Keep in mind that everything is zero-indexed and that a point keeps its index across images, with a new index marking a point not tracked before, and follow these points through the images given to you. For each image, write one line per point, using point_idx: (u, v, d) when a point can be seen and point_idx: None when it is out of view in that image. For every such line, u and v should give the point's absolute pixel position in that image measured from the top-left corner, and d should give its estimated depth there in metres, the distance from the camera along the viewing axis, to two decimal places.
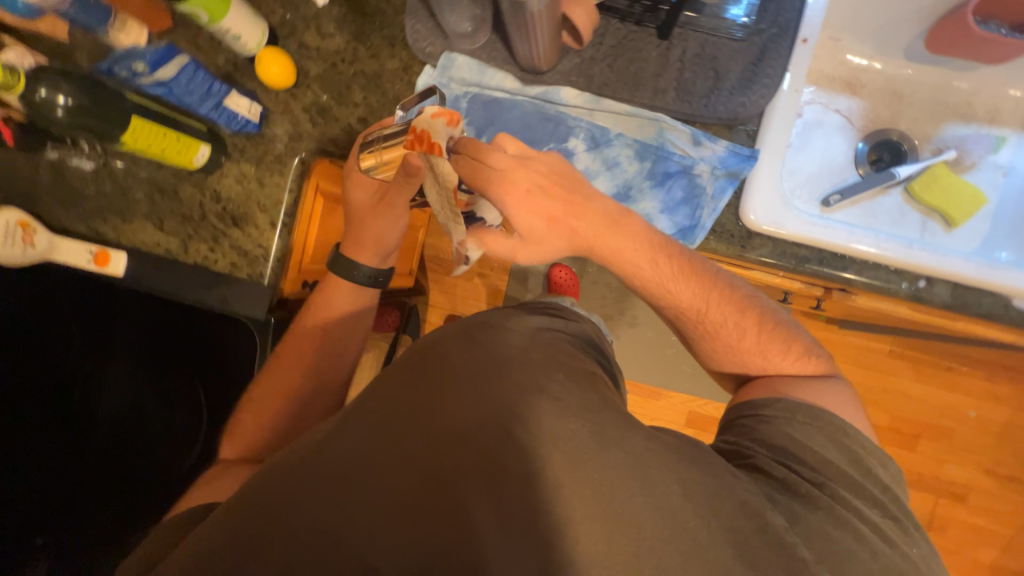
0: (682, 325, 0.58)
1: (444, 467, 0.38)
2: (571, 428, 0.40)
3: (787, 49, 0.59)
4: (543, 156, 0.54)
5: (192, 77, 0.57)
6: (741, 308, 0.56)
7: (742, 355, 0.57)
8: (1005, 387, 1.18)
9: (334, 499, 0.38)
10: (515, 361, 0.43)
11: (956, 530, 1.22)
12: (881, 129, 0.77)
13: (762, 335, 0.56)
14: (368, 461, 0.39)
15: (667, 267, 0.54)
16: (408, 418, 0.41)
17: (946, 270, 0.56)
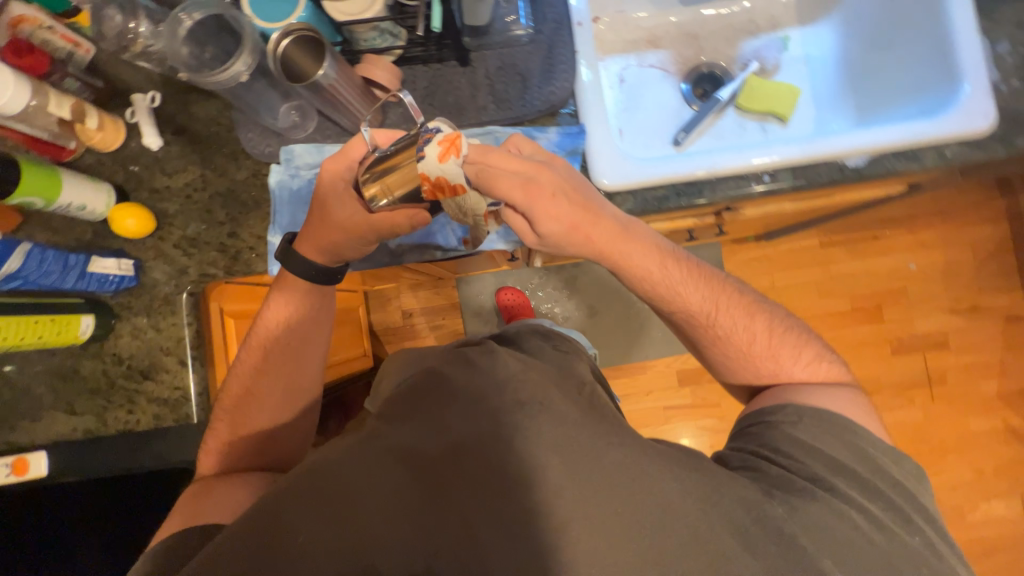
0: (701, 333, 0.63)
1: (443, 480, 0.42)
2: (581, 438, 0.44)
3: (569, 36, 0.64)
4: (554, 157, 0.52)
5: (43, 259, 0.55)
6: (746, 310, 0.62)
7: (758, 360, 0.62)
8: (927, 234, 1.49)
9: (333, 523, 0.40)
10: (510, 398, 0.45)
11: (955, 372, 1.47)
12: (693, 67, 0.83)
13: (772, 339, 0.62)
14: (367, 483, 0.42)
15: (677, 270, 0.59)
16: (397, 466, 0.43)
17: (780, 159, 0.62)
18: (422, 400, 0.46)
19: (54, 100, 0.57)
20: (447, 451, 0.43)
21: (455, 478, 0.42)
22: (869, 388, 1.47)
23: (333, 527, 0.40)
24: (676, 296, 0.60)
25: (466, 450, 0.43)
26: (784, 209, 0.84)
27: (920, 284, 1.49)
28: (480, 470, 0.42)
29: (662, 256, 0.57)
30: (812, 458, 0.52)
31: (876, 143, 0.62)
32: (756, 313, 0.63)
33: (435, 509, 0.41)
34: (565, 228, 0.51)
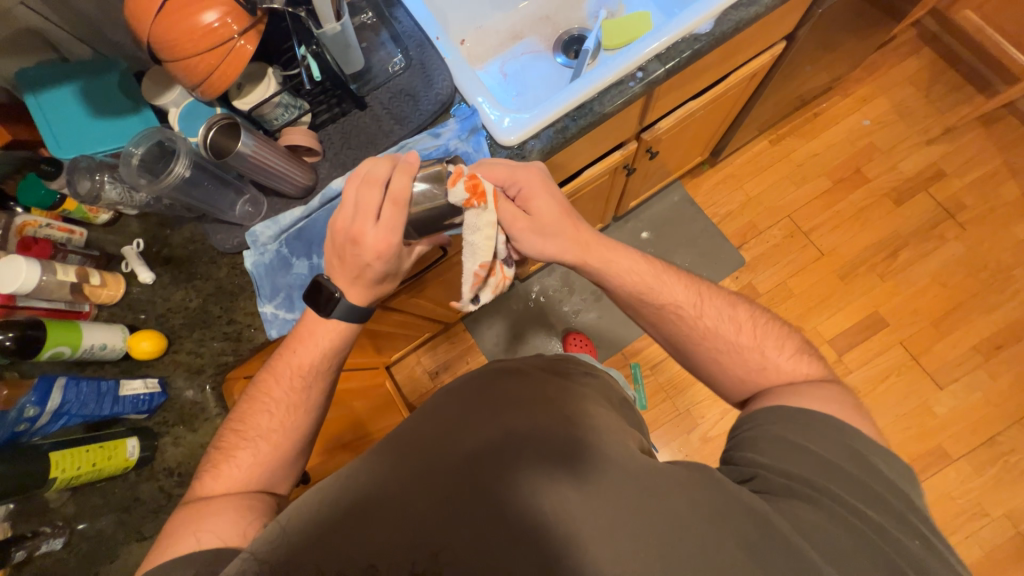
0: (685, 329, 0.66)
1: (478, 513, 0.46)
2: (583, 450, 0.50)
3: (434, 50, 0.75)
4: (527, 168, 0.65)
5: (79, 390, 0.64)
6: (725, 306, 0.66)
7: (744, 351, 0.63)
8: (863, 90, 1.53)
9: (367, 530, 0.45)
10: (572, 438, 0.51)
11: (969, 193, 1.43)
12: (557, 39, 0.97)
13: (756, 336, 0.64)
14: (397, 497, 0.47)
15: (655, 269, 0.69)
16: (442, 485, 0.47)
17: (642, 54, 0.70)
18: (448, 415, 0.55)
19: (61, 269, 0.68)
20: (479, 465, 0.48)
21: (467, 490, 0.47)
22: (896, 245, 1.42)
23: (378, 529, 0.45)
24: (659, 289, 0.67)
25: (504, 471, 0.48)
26: (693, 108, 0.94)
27: (884, 133, 1.50)
28: (511, 487, 0.47)
29: (637, 257, 0.69)
30: (798, 455, 0.52)
31: (715, 6, 0.70)
32: (731, 317, 0.65)
33: (447, 520, 0.46)
34: (555, 213, 0.65)
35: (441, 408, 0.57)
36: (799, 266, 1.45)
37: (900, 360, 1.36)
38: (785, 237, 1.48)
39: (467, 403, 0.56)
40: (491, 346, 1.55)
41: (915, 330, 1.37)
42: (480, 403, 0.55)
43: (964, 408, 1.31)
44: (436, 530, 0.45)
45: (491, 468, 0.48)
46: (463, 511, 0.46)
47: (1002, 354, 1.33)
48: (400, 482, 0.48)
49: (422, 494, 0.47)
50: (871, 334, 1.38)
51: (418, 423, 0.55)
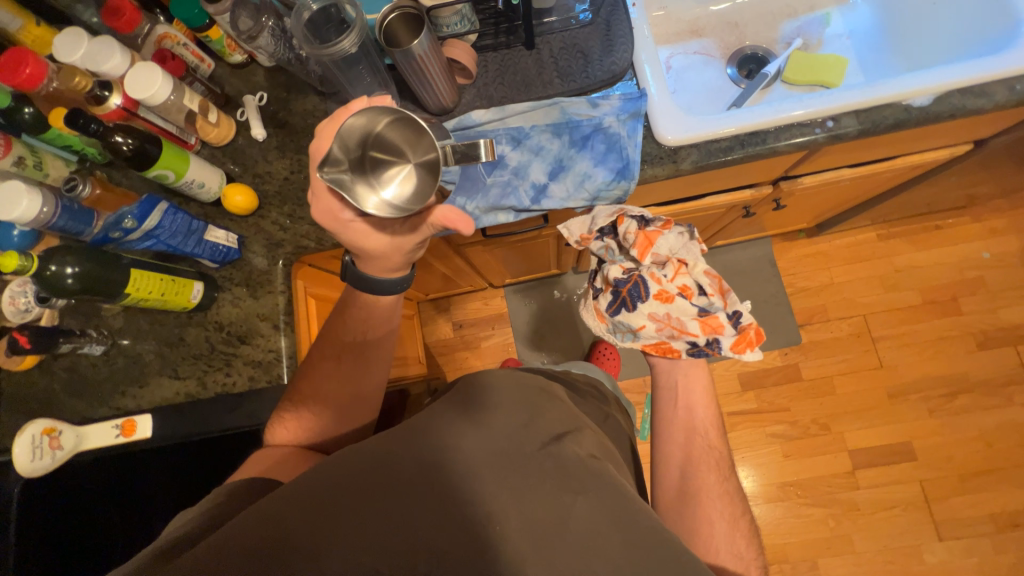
0: (693, 473, 0.71)
1: (471, 516, 0.43)
2: (590, 508, 0.45)
3: (625, 14, 0.69)
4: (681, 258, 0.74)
5: (174, 219, 0.62)
6: (734, 485, 0.71)
7: (734, 536, 0.66)
8: (998, 221, 1.42)
9: (370, 491, 0.43)
10: (578, 481, 0.47)
11: None
12: (736, 51, 0.88)
13: (737, 523, 0.67)
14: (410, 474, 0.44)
15: (715, 429, 0.76)
16: (443, 483, 0.44)
17: (841, 104, 0.64)
18: (457, 420, 0.50)
19: (188, 95, 0.67)
20: (473, 477, 0.45)
21: (482, 506, 0.43)
22: (959, 387, 1.35)
23: (381, 510, 0.42)
24: (700, 431, 0.76)
25: (497, 496, 0.44)
26: (844, 175, 0.87)
27: (997, 273, 1.40)
28: (502, 517, 0.43)
29: (713, 411, 0.77)
30: None
31: (942, 81, 0.63)
32: (733, 495, 0.70)
33: (443, 530, 0.41)
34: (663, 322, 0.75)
35: (446, 411, 0.52)
36: (853, 368, 1.40)
37: (913, 497, 1.31)
38: (851, 335, 1.41)
39: (504, 405, 0.53)
40: (521, 321, 1.54)
41: (940, 475, 1.32)
42: (483, 414, 0.51)
43: (954, 567, 1.27)
44: (448, 526, 0.42)
45: (493, 496, 0.44)
46: (456, 522, 0.42)
47: (1015, 533, 1.28)
48: (449, 459, 0.46)
49: (449, 499, 0.43)
50: (894, 461, 1.34)
51: (436, 412, 0.53)
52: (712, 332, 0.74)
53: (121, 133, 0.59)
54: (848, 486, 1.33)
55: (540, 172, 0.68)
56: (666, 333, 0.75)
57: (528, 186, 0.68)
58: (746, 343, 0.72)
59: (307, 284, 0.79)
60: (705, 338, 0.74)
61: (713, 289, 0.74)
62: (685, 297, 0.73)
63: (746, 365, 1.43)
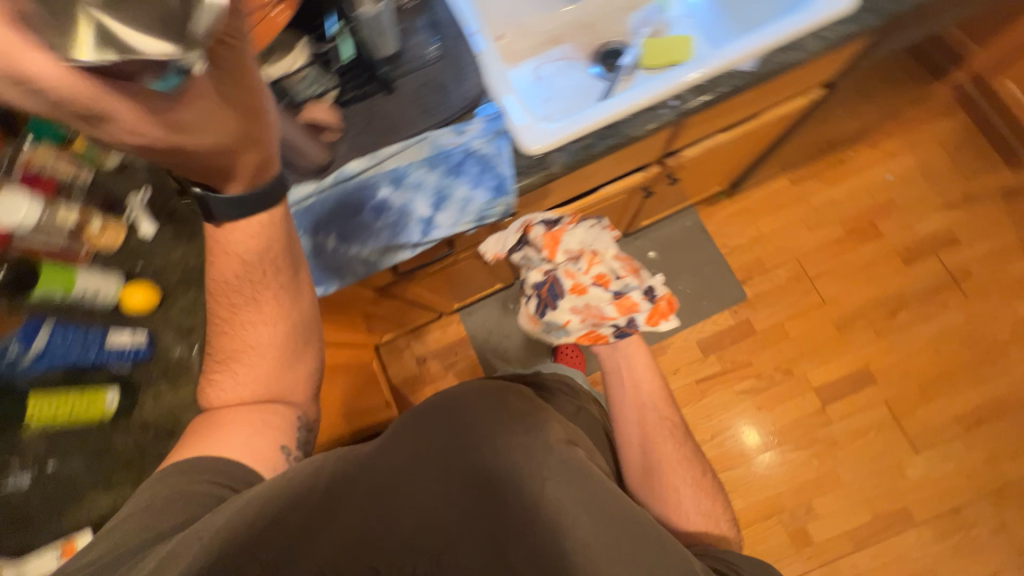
0: (656, 450, 0.75)
1: (452, 498, 0.51)
2: (555, 485, 0.52)
3: (470, 44, 0.74)
4: (592, 250, 0.78)
5: (66, 335, 0.65)
6: (689, 449, 0.77)
7: (700, 499, 0.72)
8: (892, 143, 1.52)
9: (369, 494, 0.52)
10: (543, 464, 0.54)
11: (979, 264, 1.43)
12: (596, 48, 0.94)
13: (699, 484, 0.73)
14: (400, 474, 0.53)
15: (663, 401, 0.81)
16: (430, 476, 0.53)
17: (677, 84, 0.69)
18: (446, 422, 0.58)
19: (64, 209, 0.69)
20: (458, 464, 0.53)
21: (464, 492, 0.52)
22: (897, 304, 1.43)
23: (377, 509, 0.50)
24: (651, 407, 0.79)
25: (476, 480, 0.52)
26: (720, 141, 0.92)
27: (904, 191, 1.49)
28: (482, 497, 0.51)
29: (657, 385, 0.82)
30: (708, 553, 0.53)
31: (758, 45, 0.69)
32: (690, 458, 0.76)
33: (433, 510, 0.51)
34: (586, 312, 0.78)
35: (436, 410, 0.60)
36: (799, 310, 1.45)
37: (883, 418, 1.37)
38: (790, 279, 1.48)
39: (482, 403, 0.61)
40: (482, 341, 1.55)
41: (901, 391, 1.38)
42: (468, 413, 0.59)
43: (936, 474, 1.32)
44: (437, 508, 0.51)
45: (472, 484, 0.52)
46: (444, 502, 0.51)
47: (982, 428, 1.34)
48: (432, 460, 0.54)
49: (433, 485, 0.52)
50: (857, 388, 1.39)
51: (427, 413, 0.59)
52: (628, 311, 0.76)
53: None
54: (822, 423, 1.38)
55: (424, 205, 0.70)
56: (590, 323, 0.78)
57: (416, 221, 0.70)
58: (659, 314, 0.76)
59: None
60: (623, 319, 0.77)
61: (625, 271, 0.79)
62: (602, 285, 0.77)
63: (701, 331, 1.47)
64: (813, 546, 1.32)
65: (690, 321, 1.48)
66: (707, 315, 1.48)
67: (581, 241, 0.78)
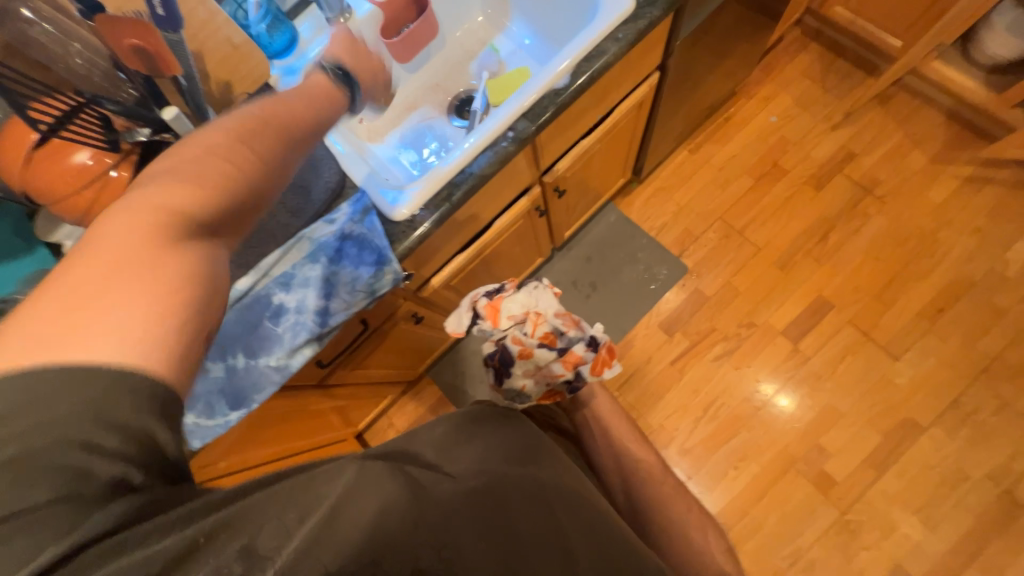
0: (642, 493, 0.83)
1: (478, 516, 0.45)
2: (558, 510, 0.54)
3: (318, 140, 0.79)
4: (534, 315, 0.81)
5: None
6: (671, 483, 0.86)
7: (689, 530, 0.81)
8: (765, 89, 1.62)
9: (387, 485, 0.41)
10: (543, 492, 0.55)
11: (881, 168, 1.50)
12: (449, 103, 1.01)
13: (685, 515, 0.82)
14: (418, 486, 0.43)
15: (640, 442, 0.89)
16: (454, 495, 0.45)
17: (507, 117, 0.74)
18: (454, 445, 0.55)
19: None
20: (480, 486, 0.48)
21: (488, 510, 0.47)
22: (825, 228, 1.48)
23: (402, 520, 0.39)
24: (625, 451, 0.87)
25: (495, 496, 0.48)
26: (587, 145, 0.98)
27: (792, 126, 1.58)
28: (503, 517, 0.47)
29: (632, 428, 0.91)
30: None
31: (566, 62, 0.75)
32: (674, 492, 0.85)
33: (460, 525, 0.43)
34: (541, 375, 0.82)
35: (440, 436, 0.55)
36: (740, 264, 1.49)
37: (854, 338, 1.38)
38: (721, 239, 1.52)
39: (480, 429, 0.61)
40: (458, 395, 1.54)
41: (861, 307, 1.40)
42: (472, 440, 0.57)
43: (923, 375, 1.33)
44: (465, 529, 0.43)
45: (488, 503, 0.47)
46: (468, 520, 0.44)
47: (947, 316, 1.36)
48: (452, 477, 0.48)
49: (453, 504, 0.44)
50: (819, 318, 1.41)
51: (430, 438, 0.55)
52: (575, 367, 0.81)
53: None
54: (800, 362, 1.39)
55: (317, 298, 0.72)
56: (543, 379, 0.83)
57: (312, 314, 0.72)
58: (602, 365, 0.84)
59: None
60: (572, 375, 0.82)
61: (567, 325, 0.84)
62: (549, 346, 0.81)
63: (660, 314, 1.49)
64: (838, 486, 1.29)
65: (646, 309, 1.50)
66: (659, 297, 1.51)
67: (525, 307, 0.82)
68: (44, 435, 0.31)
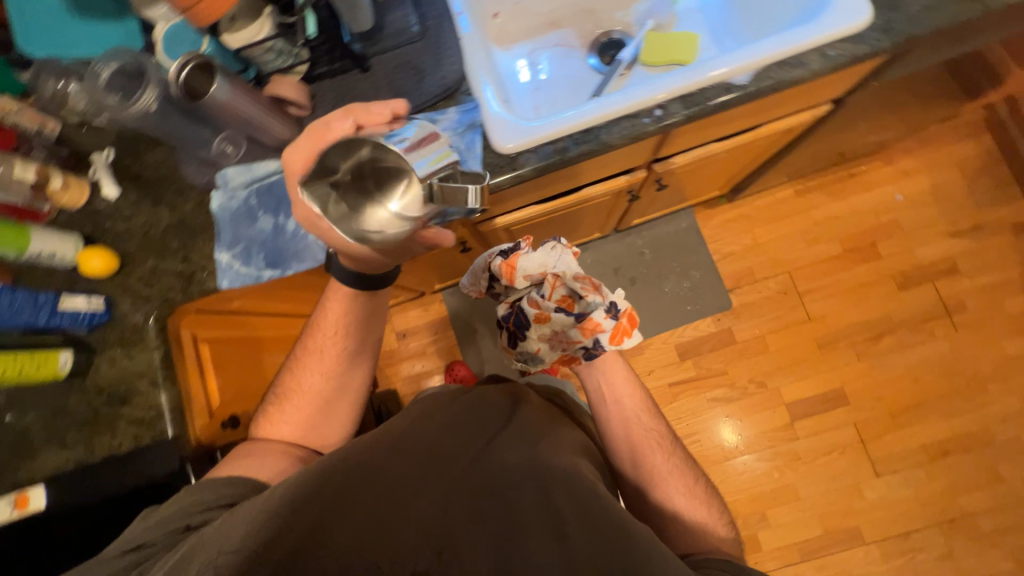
0: (644, 461, 0.74)
1: (471, 498, 0.53)
2: (561, 491, 0.54)
3: (452, 28, 0.70)
4: (552, 269, 0.77)
5: (14, 298, 0.64)
6: (680, 456, 0.75)
7: (693, 504, 0.70)
8: (907, 161, 1.45)
9: (392, 478, 0.54)
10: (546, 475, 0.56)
11: (974, 297, 1.39)
12: (596, 38, 0.88)
13: (693, 491, 0.71)
14: (418, 475, 0.54)
15: (648, 412, 0.81)
16: (451, 476, 0.55)
17: (664, 93, 0.64)
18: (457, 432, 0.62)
19: (20, 166, 0.66)
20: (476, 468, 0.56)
21: (480, 489, 0.54)
22: (883, 329, 1.40)
23: (403, 501, 0.52)
24: (635, 419, 0.79)
25: (492, 483, 0.55)
26: (714, 151, 0.88)
27: (911, 214, 1.43)
28: (496, 500, 0.53)
29: (641, 397, 0.82)
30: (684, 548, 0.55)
31: (755, 57, 0.64)
32: (682, 465, 0.74)
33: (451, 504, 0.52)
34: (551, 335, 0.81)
35: (451, 424, 0.64)
36: (782, 324, 1.43)
37: (850, 439, 1.37)
38: (778, 293, 1.45)
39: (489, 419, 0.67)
40: (461, 323, 1.55)
41: (873, 416, 1.37)
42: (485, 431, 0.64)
43: (892, 499, 1.34)
44: (453, 505, 0.52)
45: (485, 489, 0.54)
46: (463, 497, 0.53)
47: (946, 460, 1.35)
48: (449, 463, 0.57)
49: (451, 483, 0.54)
50: (828, 408, 1.39)
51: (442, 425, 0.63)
52: (591, 332, 0.78)
53: None
54: (788, 437, 1.39)
55: None
56: (558, 346, 0.82)
57: None
58: (622, 331, 0.78)
59: (196, 330, 0.79)
60: (588, 341, 0.79)
61: (587, 289, 0.78)
62: (563, 308, 0.78)
63: (682, 337, 1.46)
64: (761, 553, 1.35)
65: (671, 325, 1.46)
66: (690, 321, 1.46)
67: (541, 260, 0.78)
68: (177, 513, 0.56)
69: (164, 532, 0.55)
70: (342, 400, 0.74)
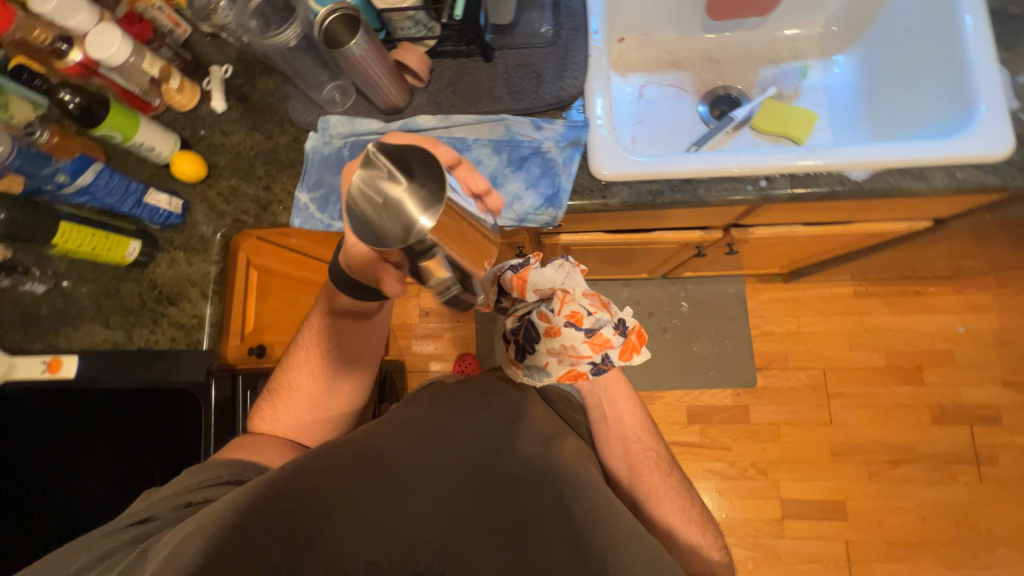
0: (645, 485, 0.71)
1: (480, 497, 0.53)
2: (575, 501, 0.55)
3: (584, 44, 0.70)
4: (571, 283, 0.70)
5: (110, 180, 0.66)
6: (677, 477, 0.72)
7: (688, 532, 0.67)
8: (980, 296, 1.39)
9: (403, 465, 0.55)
10: (554, 483, 0.57)
11: (1010, 454, 1.32)
12: (712, 89, 0.87)
13: (690, 516, 0.69)
14: (426, 464, 0.55)
15: (646, 431, 0.76)
16: (459, 467, 0.56)
17: (777, 165, 0.63)
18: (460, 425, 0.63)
19: (148, 60, 0.69)
20: (483, 462, 0.57)
21: (490, 483, 0.55)
22: (903, 456, 1.34)
23: (409, 485, 0.53)
24: (633, 438, 0.74)
25: (499, 481, 0.55)
26: (797, 232, 0.86)
27: (968, 350, 1.37)
28: (503, 496, 0.54)
29: (638, 413, 0.77)
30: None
31: (880, 158, 0.62)
32: (679, 487, 0.72)
33: (462, 496, 0.53)
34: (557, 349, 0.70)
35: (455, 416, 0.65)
36: (801, 418, 1.39)
37: (836, 555, 1.32)
38: (807, 387, 1.40)
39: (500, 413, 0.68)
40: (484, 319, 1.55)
41: (867, 539, 1.32)
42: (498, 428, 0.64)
43: None
44: (459, 497, 0.53)
45: (494, 488, 0.55)
46: (471, 491, 0.54)
47: None
48: (454, 453, 0.58)
49: (457, 473, 0.55)
50: (823, 516, 1.34)
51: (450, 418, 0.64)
52: (601, 348, 0.69)
53: (70, 91, 0.63)
54: (774, 532, 1.34)
55: None
56: (566, 362, 0.70)
57: None
58: (631, 347, 0.69)
59: (250, 256, 0.82)
60: (597, 356, 0.69)
61: (595, 306, 0.70)
62: (574, 324, 0.69)
63: (697, 400, 1.43)
64: None
65: (689, 385, 1.43)
66: (709, 387, 1.43)
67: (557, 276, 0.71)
68: (175, 495, 0.55)
69: (162, 508, 0.53)
70: (340, 399, 0.73)
